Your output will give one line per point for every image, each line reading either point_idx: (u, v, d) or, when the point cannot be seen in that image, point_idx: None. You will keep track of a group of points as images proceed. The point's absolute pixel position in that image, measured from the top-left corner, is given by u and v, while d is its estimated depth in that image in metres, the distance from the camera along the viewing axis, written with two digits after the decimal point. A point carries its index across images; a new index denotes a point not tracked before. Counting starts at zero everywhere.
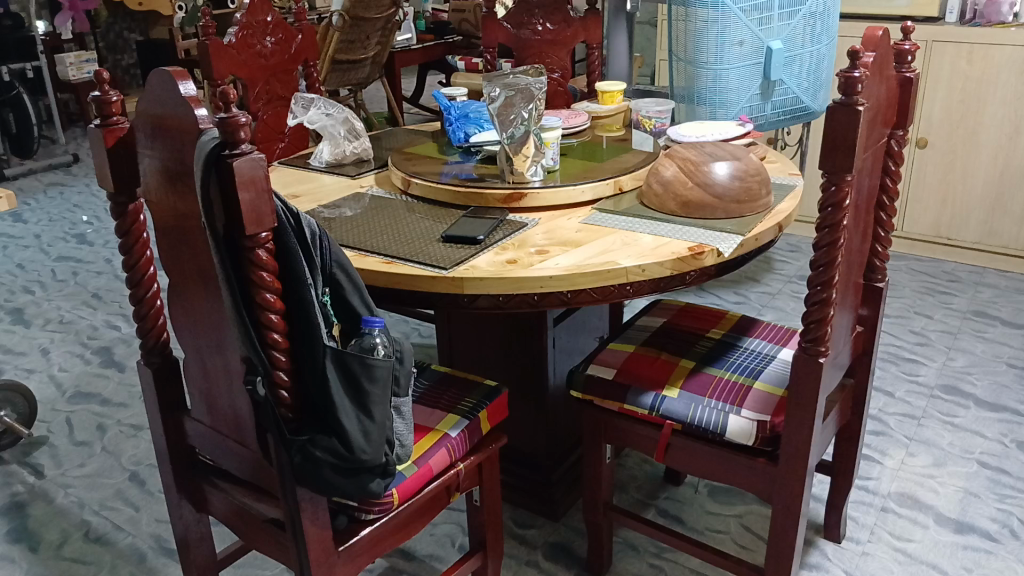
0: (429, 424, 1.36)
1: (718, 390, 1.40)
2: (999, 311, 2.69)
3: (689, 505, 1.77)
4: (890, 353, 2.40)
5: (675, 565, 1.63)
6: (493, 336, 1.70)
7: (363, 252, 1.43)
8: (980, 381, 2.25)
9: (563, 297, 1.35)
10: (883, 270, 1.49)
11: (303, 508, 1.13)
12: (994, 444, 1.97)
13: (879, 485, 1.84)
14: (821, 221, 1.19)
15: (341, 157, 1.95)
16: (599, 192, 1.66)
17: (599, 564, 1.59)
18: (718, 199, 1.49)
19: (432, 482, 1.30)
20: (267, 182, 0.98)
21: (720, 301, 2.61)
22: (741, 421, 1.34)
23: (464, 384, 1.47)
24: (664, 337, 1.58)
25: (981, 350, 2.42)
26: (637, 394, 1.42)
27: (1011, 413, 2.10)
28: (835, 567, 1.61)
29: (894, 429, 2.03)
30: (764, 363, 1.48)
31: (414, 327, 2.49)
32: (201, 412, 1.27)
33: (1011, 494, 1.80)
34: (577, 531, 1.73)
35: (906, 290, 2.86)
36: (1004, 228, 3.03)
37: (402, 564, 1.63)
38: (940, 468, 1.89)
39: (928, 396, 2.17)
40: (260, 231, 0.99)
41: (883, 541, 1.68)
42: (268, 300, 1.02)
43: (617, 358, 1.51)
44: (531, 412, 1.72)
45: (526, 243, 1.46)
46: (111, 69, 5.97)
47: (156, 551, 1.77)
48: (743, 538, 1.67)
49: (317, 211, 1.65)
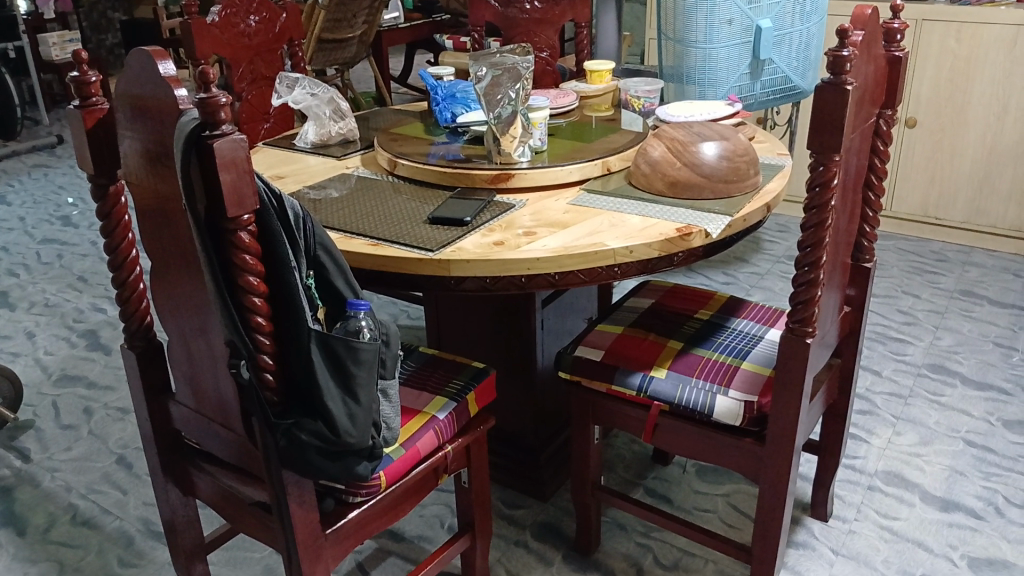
0: (417, 406, 1.35)
1: (705, 370, 1.40)
2: (987, 291, 2.70)
3: (676, 485, 1.78)
4: (877, 332, 2.41)
5: (662, 544, 1.64)
6: (481, 317, 1.69)
7: (349, 234, 1.42)
8: (967, 360, 2.26)
9: (551, 279, 1.35)
10: (870, 250, 1.48)
11: (290, 491, 1.12)
12: (980, 423, 1.99)
13: (866, 464, 1.85)
14: (809, 200, 1.18)
15: (326, 138, 1.93)
16: (587, 173, 1.65)
17: (587, 544, 1.60)
18: (706, 179, 1.48)
19: (420, 464, 1.30)
20: (248, 164, 0.97)
21: (709, 282, 2.61)
22: (728, 402, 1.34)
23: (452, 366, 1.47)
24: (652, 317, 1.57)
25: (968, 329, 2.43)
26: (625, 375, 1.42)
27: (997, 392, 2.11)
28: (822, 545, 1.62)
29: (881, 408, 2.04)
30: (751, 344, 1.48)
31: (402, 308, 2.48)
32: (186, 396, 1.26)
33: (996, 472, 1.82)
34: (566, 511, 1.74)
35: (894, 270, 2.87)
36: (991, 207, 3.04)
37: (391, 545, 1.63)
38: (927, 447, 1.90)
39: (915, 375, 2.19)
40: (242, 213, 0.97)
41: (870, 519, 1.69)
42: (252, 283, 1.01)
43: (605, 339, 1.50)
44: (520, 394, 1.72)
45: (513, 224, 1.45)
46: (94, 49, 5.88)
47: (144, 535, 1.76)
48: (731, 518, 1.68)
49: (302, 192, 1.63)
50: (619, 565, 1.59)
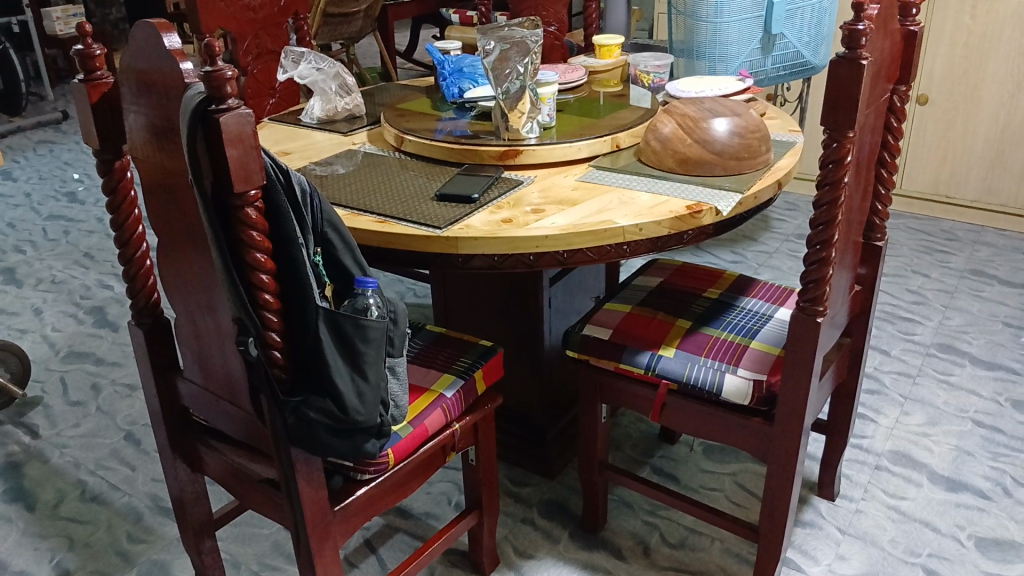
0: (424, 383, 1.35)
1: (714, 349, 1.39)
2: (997, 270, 2.68)
3: (683, 464, 1.78)
4: (885, 312, 2.40)
5: (669, 522, 1.64)
6: (488, 295, 1.68)
7: (356, 211, 1.41)
8: (976, 340, 2.25)
9: (560, 257, 1.34)
10: (883, 228, 1.47)
11: (298, 469, 1.12)
12: (989, 403, 1.97)
13: (873, 443, 1.84)
14: (822, 177, 1.16)
15: (332, 114, 1.92)
16: (596, 149, 1.63)
17: (594, 522, 1.60)
18: (716, 156, 1.46)
19: (428, 442, 1.30)
20: (254, 139, 0.95)
21: (717, 260, 2.59)
22: (736, 381, 1.33)
23: (460, 344, 1.46)
24: (661, 296, 1.56)
25: (977, 308, 2.42)
26: (633, 353, 1.41)
27: (1006, 372, 2.10)
28: (829, 524, 1.62)
29: (889, 388, 2.04)
30: (761, 323, 1.47)
31: (409, 286, 2.48)
32: (194, 372, 1.26)
33: (1004, 452, 1.81)
34: (573, 490, 1.74)
35: (904, 249, 2.85)
36: (1003, 185, 3.01)
37: (398, 521, 1.64)
38: (935, 427, 1.89)
39: (924, 355, 2.18)
40: (249, 189, 0.96)
41: (877, 499, 1.69)
42: (259, 260, 1.00)
43: (613, 318, 1.49)
44: (527, 372, 1.72)
45: (522, 202, 1.44)
46: (98, 23, 5.82)
47: (152, 511, 1.77)
48: (737, 496, 1.68)
49: (309, 168, 1.62)
50: (625, 544, 1.59)
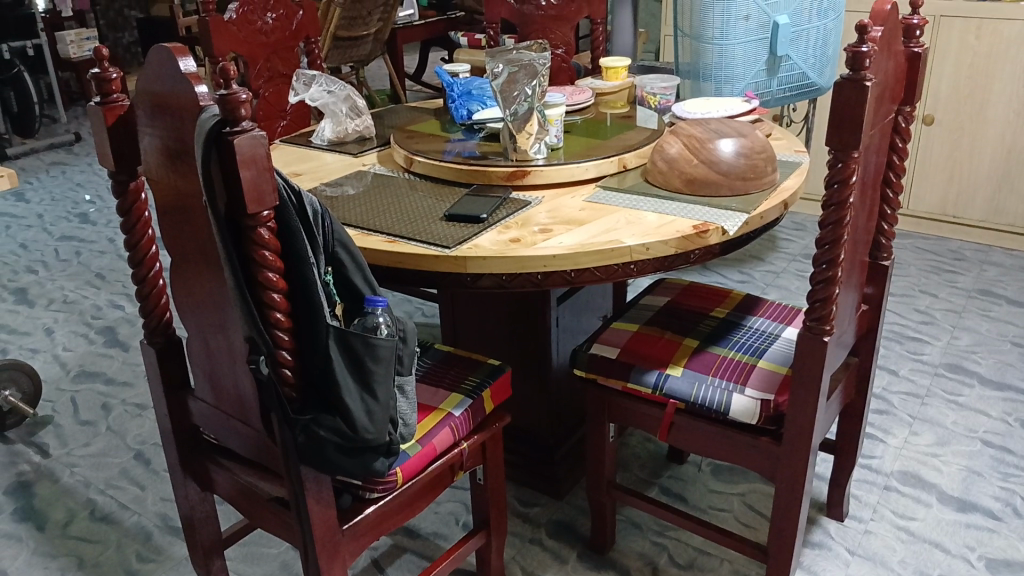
0: (433, 403, 1.35)
1: (721, 369, 1.39)
2: (1005, 290, 2.68)
3: (691, 484, 1.78)
4: (893, 331, 2.40)
5: (677, 543, 1.64)
6: (496, 315, 1.70)
7: (365, 231, 1.43)
8: (985, 360, 2.24)
9: (567, 276, 1.35)
10: (889, 248, 1.47)
11: (308, 487, 1.13)
12: (998, 423, 1.97)
13: (883, 464, 1.84)
14: (828, 197, 1.17)
15: (343, 135, 1.94)
16: (603, 170, 1.64)
17: (602, 542, 1.60)
18: (722, 176, 1.47)
19: (436, 461, 1.30)
20: (267, 160, 0.97)
21: (724, 280, 2.60)
22: (744, 400, 1.33)
23: (468, 363, 1.47)
24: (668, 315, 1.57)
25: (986, 328, 2.41)
26: (641, 373, 1.42)
27: (1015, 392, 2.09)
28: (838, 545, 1.61)
29: (897, 408, 2.03)
30: (768, 342, 1.48)
31: (417, 306, 2.49)
32: (205, 391, 1.27)
33: (1014, 473, 1.80)
34: (580, 510, 1.73)
35: (912, 269, 2.85)
36: (1010, 205, 3.01)
37: (406, 541, 1.64)
38: (944, 447, 1.88)
39: (932, 375, 2.17)
40: (262, 210, 0.98)
41: (886, 519, 1.68)
42: (271, 279, 1.02)
43: (620, 337, 1.50)
44: (535, 392, 1.72)
45: (529, 222, 1.45)
46: (111, 47, 5.90)
47: (161, 530, 1.78)
48: (746, 517, 1.68)
49: (319, 189, 1.64)
50: (633, 564, 1.58)
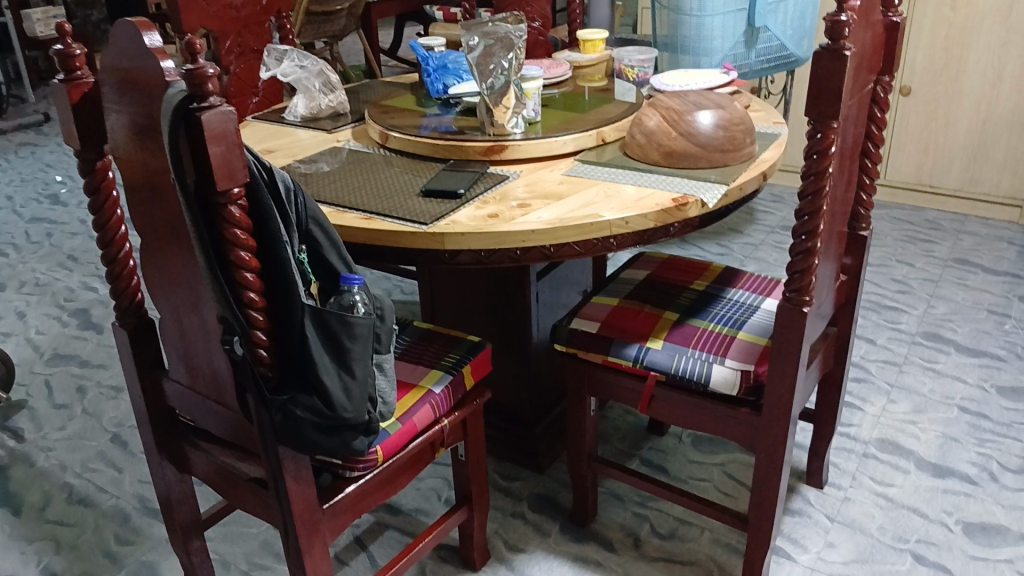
0: (412, 379, 1.34)
1: (701, 341, 1.39)
2: (980, 259, 2.70)
3: (671, 454, 1.79)
4: (870, 301, 2.41)
5: (658, 513, 1.65)
6: (476, 291, 1.68)
7: (341, 208, 1.40)
8: (961, 328, 2.27)
9: (547, 251, 1.33)
10: (867, 218, 1.47)
11: (286, 466, 1.12)
12: (974, 390, 1.99)
13: (860, 432, 1.86)
14: (806, 168, 1.17)
15: (316, 111, 1.91)
16: (582, 144, 1.63)
17: (584, 515, 1.60)
18: (701, 149, 1.47)
19: (417, 438, 1.29)
20: (237, 136, 0.95)
21: (703, 253, 2.60)
22: (724, 371, 1.33)
23: (447, 340, 1.45)
24: (648, 289, 1.57)
25: (962, 297, 2.43)
26: (621, 347, 1.41)
27: (991, 359, 2.12)
28: (817, 512, 1.63)
29: (875, 376, 2.05)
30: (747, 313, 1.48)
31: (395, 284, 2.47)
32: (180, 372, 1.25)
33: (990, 438, 1.82)
34: (562, 482, 1.74)
35: (888, 239, 2.86)
36: (985, 175, 3.03)
37: (387, 518, 1.63)
38: (921, 414, 1.91)
39: (909, 343, 2.19)
40: (232, 186, 0.96)
41: (864, 486, 1.70)
42: (243, 258, 1.00)
43: (601, 311, 1.50)
44: (515, 368, 1.72)
45: (507, 196, 1.43)
46: (79, 25, 5.76)
47: (140, 512, 1.76)
48: (725, 486, 1.69)
49: (293, 166, 1.62)
50: (615, 535, 1.59)
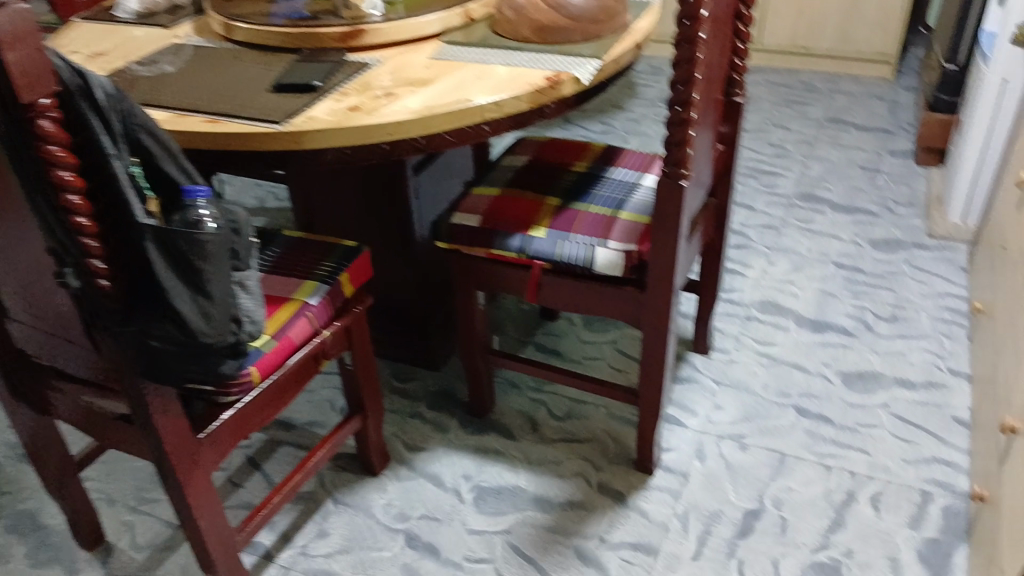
0: (285, 292, 1.25)
1: (585, 225, 1.36)
2: (852, 117, 2.76)
3: (565, 337, 1.79)
4: (750, 167, 2.44)
5: (555, 397, 1.66)
6: (351, 192, 1.59)
7: (183, 112, 1.27)
8: (836, 187, 2.33)
9: (418, 144, 1.24)
10: (741, 83, 1.42)
11: (150, 402, 1.06)
12: (849, 245, 2.06)
13: (743, 296, 1.91)
14: (679, 35, 1.09)
15: (152, 7, 1.70)
16: (448, 23, 1.52)
17: (480, 407, 1.60)
18: (573, 21, 1.38)
19: (296, 354, 1.22)
20: (36, 37, 0.80)
21: (587, 132, 2.55)
22: (608, 253, 1.30)
23: (321, 246, 1.37)
24: (529, 174, 1.51)
25: (836, 156, 2.49)
26: (504, 237, 1.36)
27: (863, 214, 2.19)
28: (705, 377, 1.68)
29: (756, 241, 2.09)
30: (629, 192, 1.45)
31: (269, 191, 2.33)
32: (21, 310, 1.12)
33: (864, 290, 1.90)
34: (458, 377, 1.72)
35: (766, 103, 2.89)
36: (856, 32, 3.06)
37: (281, 434, 1.58)
38: (799, 273, 1.97)
39: (787, 206, 2.24)
40: (39, 98, 0.81)
41: (747, 347, 1.75)
42: (65, 179, 0.86)
43: (481, 202, 1.44)
44: (402, 268, 1.65)
45: (370, 86, 1.32)
46: None
47: (12, 460, 1.65)
48: (618, 362, 1.71)
49: (128, 69, 1.44)
50: (513, 422, 1.60)
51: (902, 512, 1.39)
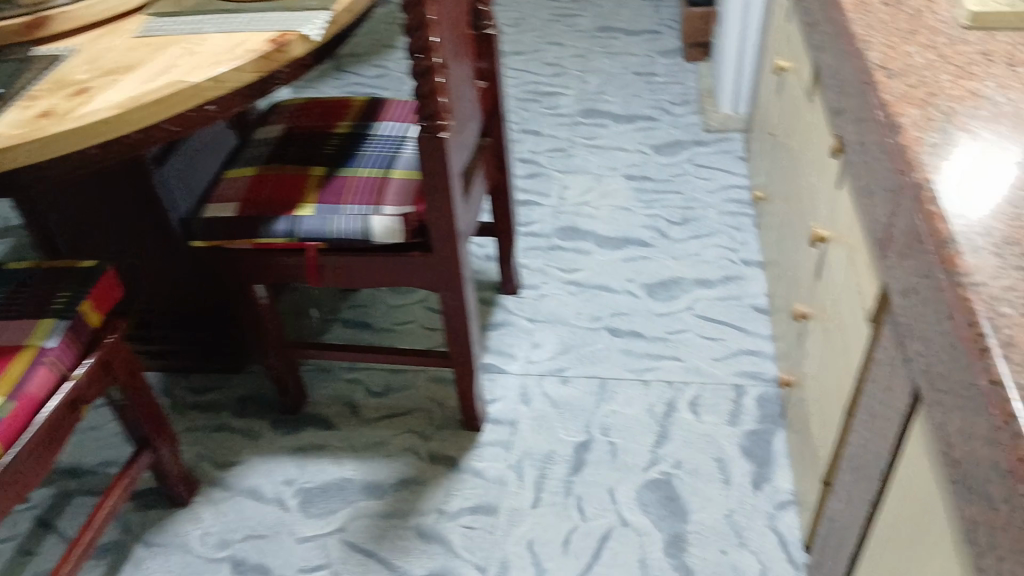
0: (15, 340, 1.08)
1: (355, 194, 1.25)
2: (620, 22, 2.77)
3: (370, 306, 1.70)
4: (531, 90, 2.40)
5: (370, 372, 1.58)
6: (88, 201, 1.38)
7: None
8: (615, 97, 2.34)
9: (132, 141, 1.08)
10: (489, 14, 1.33)
11: None
12: (635, 155, 2.08)
13: (542, 226, 1.88)
14: None
15: None
16: None
17: (292, 403, 1.49)
18: None
19: (46, 407, 1.05)
20: None
21: (360, 80, 2.41)
22: (384, 220, 1.20)
23: (54, 275, 1.19)
24: (288, 147, 1.37)
25: (610, 65, 2.49)
26: (269, 224, 1.23)
27: (644, 120, 2.21)
28: (519, 318, 1.65)
29: (547, 167, 2.07)
30: (397, 148, 1.35)
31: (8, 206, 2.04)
32: None
33: (655, 198, 1.94)
34: (264, 374, 1.60)
35: (537, 20, 2.84)
36: None
37: (72, 484, 1.41)
38: (593, 192, 1.97)
39: (572, 125, 2.22)
40: None
41: (554, 278, 1.74)
42: None
43: (238, 189, 1.29)
44: (171, 272, 1.48)
45: (64, 82, 1.12)
46: None
47: None
48: (430, 321, 1.65)
49: None
50: (330, 410, 1.51)
51: (720, 411, 1.44)
